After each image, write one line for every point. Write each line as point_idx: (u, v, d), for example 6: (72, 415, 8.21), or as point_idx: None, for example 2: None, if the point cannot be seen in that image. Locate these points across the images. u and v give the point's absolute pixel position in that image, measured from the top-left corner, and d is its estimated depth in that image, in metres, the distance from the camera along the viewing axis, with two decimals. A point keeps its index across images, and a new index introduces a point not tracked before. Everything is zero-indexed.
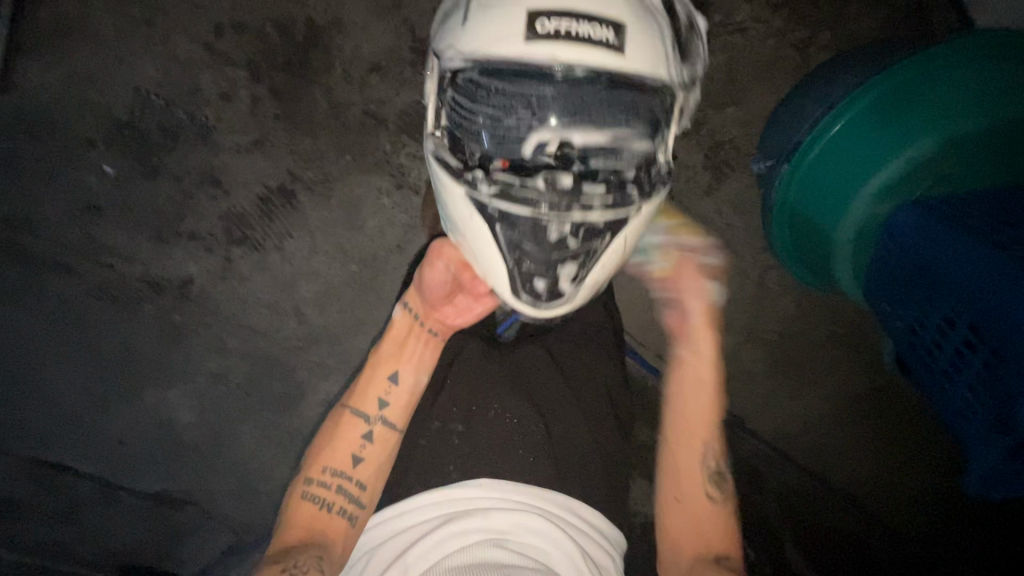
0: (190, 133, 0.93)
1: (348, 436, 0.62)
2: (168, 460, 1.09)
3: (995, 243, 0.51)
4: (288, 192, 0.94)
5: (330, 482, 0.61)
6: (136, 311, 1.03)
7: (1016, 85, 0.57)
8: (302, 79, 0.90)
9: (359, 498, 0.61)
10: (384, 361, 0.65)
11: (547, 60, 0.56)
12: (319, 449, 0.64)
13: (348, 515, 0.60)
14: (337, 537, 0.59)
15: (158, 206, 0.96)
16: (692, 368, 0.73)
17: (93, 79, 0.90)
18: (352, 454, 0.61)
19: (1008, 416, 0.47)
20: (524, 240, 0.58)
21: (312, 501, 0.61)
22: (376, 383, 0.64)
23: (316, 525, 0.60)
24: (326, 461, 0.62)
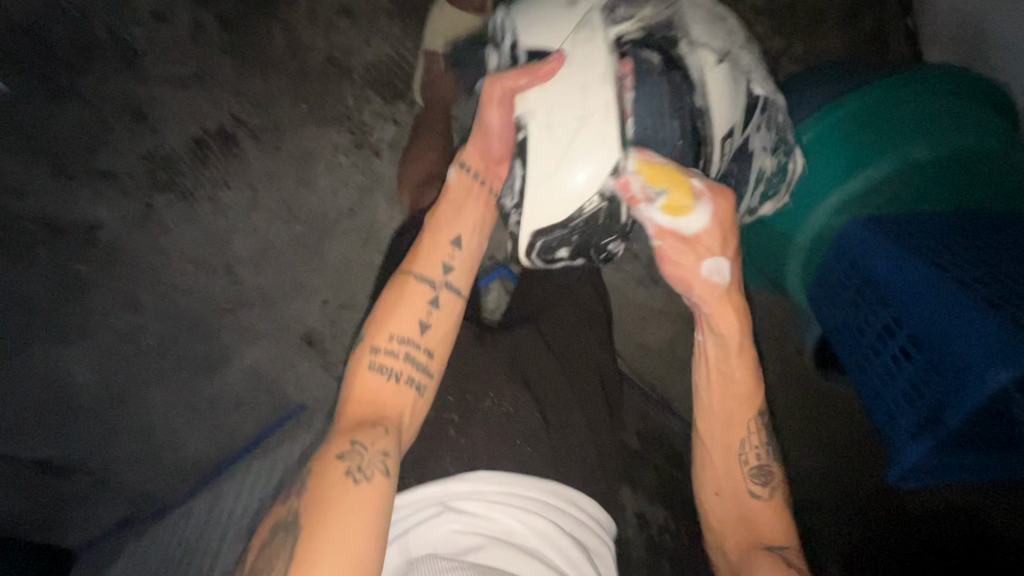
0: (113, 55, 0.82)
1: (412, 302, 0.57)
2: (57, 428, 0.94)
3: (939, 263, 0.57)
4: (229, 137, 0.84)
5: (398, 351, 0.55)
6: (27, 255, 0.88)
7: (969, 117, 0.62)
8: (258, 13, 0.82)
9: (425, 367, 0.56)
10: (444, 220, 0.60)
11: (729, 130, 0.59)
12: (380, 319, 0.57)
13: (416, 386, 0.55)
14: (404, 411, 0.54)
15: (65, 135, 0.83)
16: (720, 417, 0.64)
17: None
18: (420, 321, 0.56)
19: (938, 415, 0.52)
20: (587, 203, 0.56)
21: (379, 373, 0.55)
22: (441, 245, 0.59)
23: (381, 399, 0.54)
24: (391, 328, 0.56)
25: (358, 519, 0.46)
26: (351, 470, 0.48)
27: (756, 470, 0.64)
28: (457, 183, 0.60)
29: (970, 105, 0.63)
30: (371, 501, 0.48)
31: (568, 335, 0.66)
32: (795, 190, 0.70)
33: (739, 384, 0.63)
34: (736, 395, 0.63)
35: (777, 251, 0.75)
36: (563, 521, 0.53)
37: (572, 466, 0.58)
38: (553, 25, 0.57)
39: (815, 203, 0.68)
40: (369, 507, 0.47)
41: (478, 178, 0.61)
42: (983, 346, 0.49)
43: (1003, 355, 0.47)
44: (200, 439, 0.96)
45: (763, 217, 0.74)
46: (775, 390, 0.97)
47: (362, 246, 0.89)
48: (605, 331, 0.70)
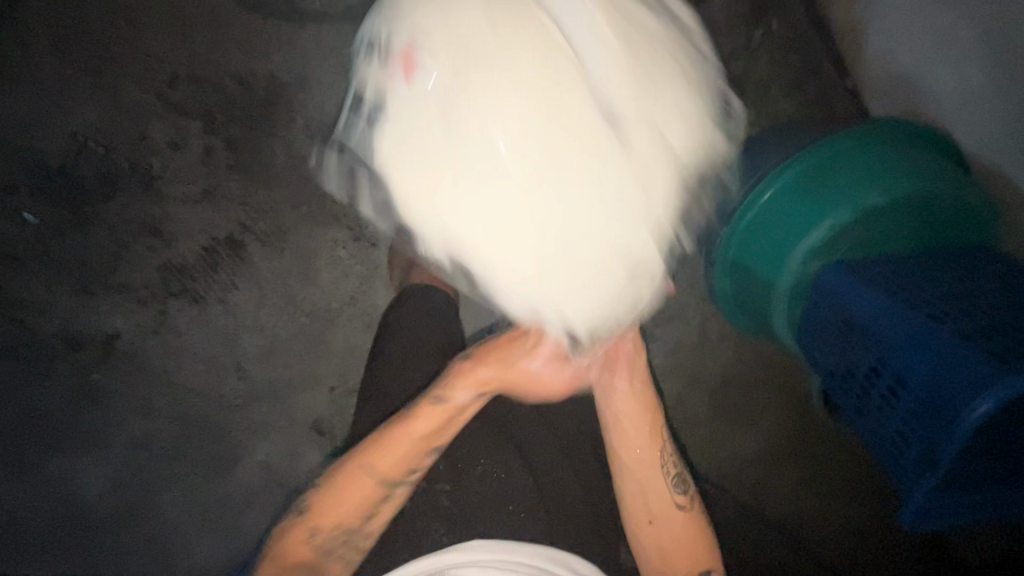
0: (130, 181, 0.89)
1: (417, 444, 0.58)
2: (73, 541, 0.94)
3: (911, 302, 0.59)
4: (237, 243, 0.91)
5: (383, 471, 0.58)
6: (48, 371, 0.93)
7: (914, 164, 0.67)
8: (260, 132, 0.89)
9: (417, 486, 0.61)
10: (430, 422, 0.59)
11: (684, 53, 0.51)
12: (382, 446, 0.58)
13: (405, 493, 0.60)
14: (389, 512, 0.59)
15: (88, 256, 0.90)
16: (639, 509, 0.62)
17: (32, 125, 0.87)
18: (419, 461, 0.59)
19: (937, 455, 0.52)
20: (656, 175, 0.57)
21: (373, 489, 0.58)
22: (454, 406, 0.59)
23: (370, 501, 0.59)
24: (392, 464, 0.58)
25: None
26: (335, 549, 0.57)
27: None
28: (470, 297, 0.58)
29: (919, 153, 0.68)
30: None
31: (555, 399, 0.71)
32: (765, 243, 0.74)
33: (673, 536, 0.61)
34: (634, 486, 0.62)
35: (761, 299, 0.78)
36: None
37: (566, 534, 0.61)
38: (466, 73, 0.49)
39: (786, 252, 0.71)
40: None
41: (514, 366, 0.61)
42: (966, 382, 0.50)
43: (980, 384, 0.49)
44: (213, 542, 0.95)
45: (743, 267, 0.78)
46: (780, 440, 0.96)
47: (364, 332, 0.93)
48: None
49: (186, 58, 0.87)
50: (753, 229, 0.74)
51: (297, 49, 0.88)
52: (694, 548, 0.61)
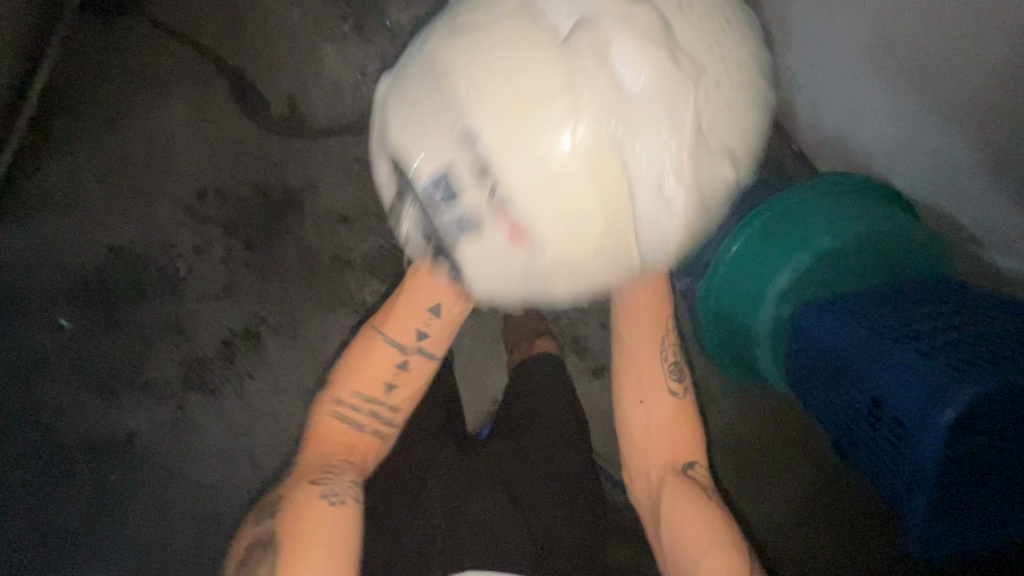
0: (158, 285, 0.98)
1: (382, 361, 0.73)
2: None
3: (870, 329, 0.64)
4: (253, 334, 0.98)
5: (363, 404, 0.73)
6: (69, 473, 0.96)
7: (860, 209, 0.74)
8: (274, 232, 0.99)
9: (389, 417, 0.74)
10: (424, 285, 0.72)
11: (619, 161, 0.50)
12: (348, 371, 0.73)
13: (376, 433, 0.74)
14: (366, 452, 0.73)
15: (114, 358, 0.97)
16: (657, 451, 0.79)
17: (74, 241, 0.98)
18: (386, 381, 0.73)
19: (916, 472, 0.56)
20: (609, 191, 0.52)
21: (343, 417, 0.72)
22: (413, 317, 0.72)
23: (347, 440, 0.72)
24: (356, 384, 0.73)
25: (334, 537, 0.59)
26: (328, 495, 0.62)
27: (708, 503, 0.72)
28: (426, 270, 0.71)
29: (863, 198, 0.76)
30: (342, 522, 0.61)
31: (545, 437, 0.73)
32: (738, 293, 0.80)
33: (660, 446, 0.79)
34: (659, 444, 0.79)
35: (745, 343, 0.83)
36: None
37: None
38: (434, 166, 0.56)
39: (760, 297, 0.77)
40: (339, 532, 0.60)
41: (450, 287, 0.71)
42: (922, 397, 0.55)
43: (943, 398, 0.53)
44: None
45: (724, 315, 0.83)
46: (799, 495, 0.97)
47: None
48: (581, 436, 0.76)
49: (211, 175, 1.00)
50: (725, 281, 0.82)
51: (307, 158, 1.00)
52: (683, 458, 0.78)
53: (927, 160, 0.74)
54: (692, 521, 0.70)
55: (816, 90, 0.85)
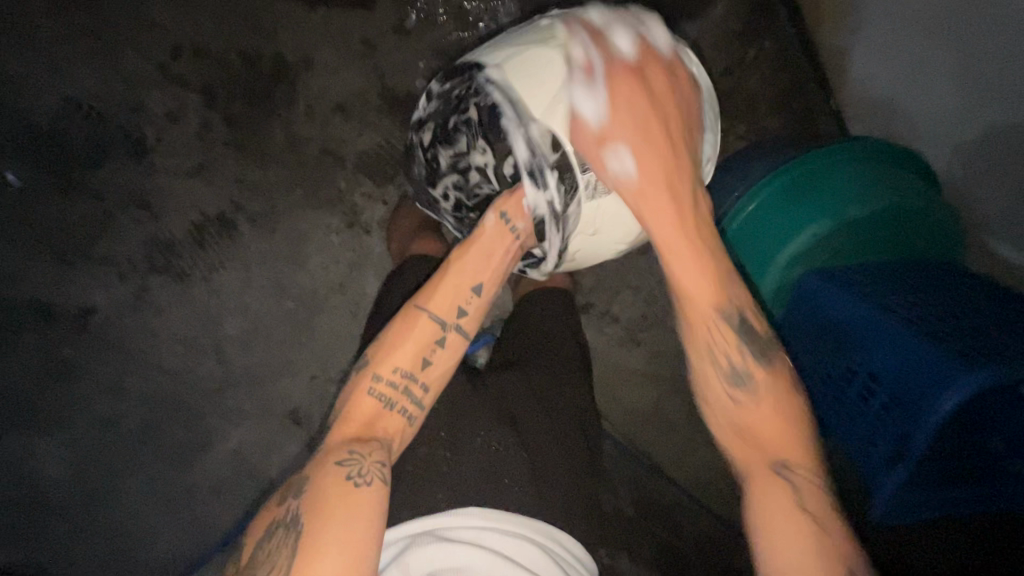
0: (122, 151, 0.88)
1: (418, 337, 0.60)
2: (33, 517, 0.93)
3: (883, 305, 0.63)
4: (228, 222, 0.90)
5: (398, 382, 0.59)
6: (18, 340, 0.90)
7: (892, 180, 0.71)
8: (259, 111, 0.88)
9: (420, 399, 0.60)
10: (472, 260, 0.63)
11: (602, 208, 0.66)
12: (383, 348, 0.61)
13: (409, 415, 0.59)
14: (394, 438, 0.57)
15: (69, 225, 0.88)
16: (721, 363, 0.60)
17: (26, 86, 0.86)
18: (422, 356, 0.60)
19: (904, 448, 0.56)
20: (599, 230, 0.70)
21: (376, 399, 0.58)
22: (457, 291, 0.62)
23: (375, 424, 0.57)
24: (393, 361, 0.59)
25: (360, 522, 0.49)
26: (352, 475, 0.52)
27: (731, 372, 0.56)
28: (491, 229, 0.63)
29: (898, 171, 0.72)
30: (369, 505, 0.51)
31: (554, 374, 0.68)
32: (748, 249, 0.77)
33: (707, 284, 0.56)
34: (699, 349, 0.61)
35: (744, 300, 0.81)
36: (550, 552, 0.54)
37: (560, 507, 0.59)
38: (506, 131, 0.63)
39: (770, 257, 0.75)
40: (366, 514, 0.50)
41: (514, 231, 0.64)
42: (931, 378, 0.54)
43: (947, 382, 0.53)
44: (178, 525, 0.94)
45: (729, 269, 0.81)
46: None
47: (351, 319, 0.93)
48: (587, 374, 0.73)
49: (191, 31, 0.87)
50: (737, 234, 0.78)
51: (305, 30, 0.87)
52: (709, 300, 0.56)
53: (975, 134, 0.69)
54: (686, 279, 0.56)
55: (875, 42, 0.78)
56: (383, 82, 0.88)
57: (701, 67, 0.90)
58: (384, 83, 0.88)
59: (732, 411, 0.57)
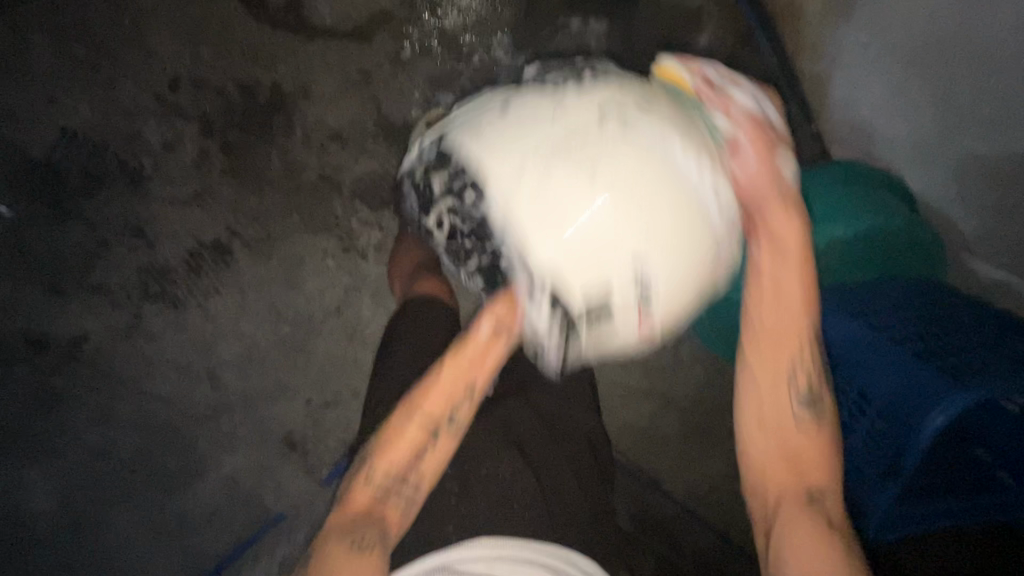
0: (116, 179, 0.88)
1: (412, 432, 0.54)
2: (21, 550, 0.91)
3: (871, 324, 0.65)
4: (223, 249, 0.90)
5: (395, 473, 0.54)
6: (8, 370, 0.89)
7: (874, 202, 0.74)
8: (256, 139, 0.89)
9: (414, 494, 0.55)
10: (469, 358, 0.55)
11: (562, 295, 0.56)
12: (378, 441, 0.55)
13: (405, 506, 0.54)
14: (393, 525, 0.53)
15: (63, 254, 0.88)
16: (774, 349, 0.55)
17: (21, 116, 0.86)
18: (416, 454, 0.54)
19: (898, 463, 0.58)
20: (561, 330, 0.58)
21: (372, 492, 0.54)
22: (452, 388, 0.55)
23: (373, 512, 0.53)
24: (387, 457, 0.54)
25: None
26: (354, 539, 0.51)
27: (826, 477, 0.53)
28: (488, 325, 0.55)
29: (881, 193, 0.75)
30: (375, 570, 0.50)
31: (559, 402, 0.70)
32: None
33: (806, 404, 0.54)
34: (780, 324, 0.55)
35: None
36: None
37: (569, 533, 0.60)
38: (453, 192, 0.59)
39: None
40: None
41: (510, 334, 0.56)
42: (921, 396, 0.56)
43: (934, 401, 0.55)
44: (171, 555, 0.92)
45: None
46: None
47: (348, 342, 0.93)
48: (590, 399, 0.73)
49: (188, 62, 0.88)
50: None
51: (302, 60, 0.89)
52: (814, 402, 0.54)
53: (950, 160, 0.73)
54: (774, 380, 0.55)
55: (854, 71, 0.82)
56: (379, 110, 0.90)
57: None
58: (380, 111, 0.90)
59: (757, 423, 0.55)
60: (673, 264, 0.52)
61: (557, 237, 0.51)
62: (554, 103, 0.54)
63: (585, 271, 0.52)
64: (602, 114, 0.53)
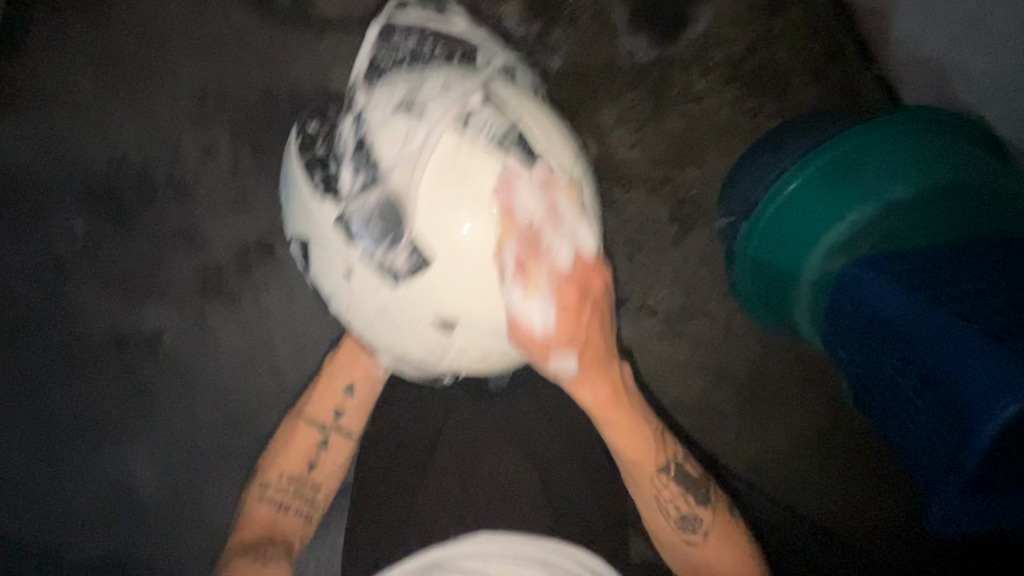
0: (168, 191, 0.94)
1: (302, 444, 0.73)
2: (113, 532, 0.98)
3: (934, 298, 0.57)
4: (267, 247, 0.95)
5: (286, 486, 0.71)
6: (99, 370, 1.00)
7: (948, 155, 0.65)
8: (285, 140, 0.92)
9: (310, 494, 0.72)
10: (338, 370, 0.74)
11: (402, 184, 0.53)
12: (271, 457, 0.73)
13: (302, 514, 0.71)
14: (294, 532, 0.71)
15: (131, 263, 0.96)
16: (637, 468, 0.66)
17: (81, 143, 0.94)
18: (307, 460, 0.72)
19: (957, 457, 0.50)
20: (406, 207, 0.53)
21: (270, 504, 0.71)
22: (330, 397, 0.73)
23: (272, 525, 0.70)
24: (281, 467, 0.72)
25: None
26: (259, 556, 0.66)
27: (682, 520, 0.65)
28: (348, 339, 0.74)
29: (957, 146, 0.65)
30: None
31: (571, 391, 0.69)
32: (785, 237, 0.74)
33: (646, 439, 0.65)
34: (638, 450, 0.65)
35: (784, 294, 0.77)
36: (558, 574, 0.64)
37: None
38: (303, 223, 0.58)
39: (809, 245, 0.71)
40: None
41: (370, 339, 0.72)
42: (986, 376, 0.48)
43: (1007, 386, 0.47)
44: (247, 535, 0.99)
45: (765, 259, 0.77)
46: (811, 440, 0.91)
47: None
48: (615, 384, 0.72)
49: (218, 74, 0.92)
50: (774, 221, 0.74)
51: (319, 59, 0.90)
52: (646, 452, 0.65)
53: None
54: (620, 444, 0.65)
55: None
56: None
57: (724, 45, 0.84)
58: None
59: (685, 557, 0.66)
60: (504, 295, 0.56)
61: (444, 339, 0.58)
62: (400, 189, 0.53)
63: (472, 343, 0.59)
64: (450, 184, 0.53)
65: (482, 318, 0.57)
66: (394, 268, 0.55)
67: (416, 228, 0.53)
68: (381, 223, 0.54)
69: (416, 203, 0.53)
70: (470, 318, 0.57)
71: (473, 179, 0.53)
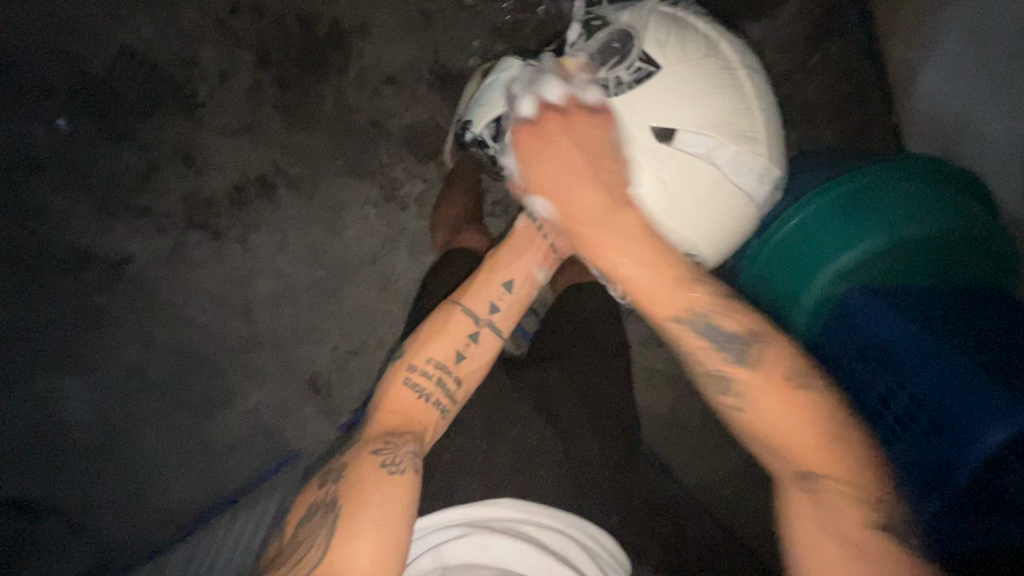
0: (172, 104, 0.88)
1: (454, 331, 0.62)
2: (44, 463, 0.95)
3: (932, 328, 0.62)
4: (268, 184, 0.90)
5: (432, 372, 0.60)
6: (55, 283, 0.92)
7: (951, 204, 0.68)
8: (310, 76, 0.88)
9: (452, 393, 0.61)
10: (504, 258, 0.65)
11: (624, 21, 0.60)
12: (421, 338, 0.62)
13: (441, 407, 0.60)
14: (428, 428, 0.59)
15: (113, 174, 0.89)
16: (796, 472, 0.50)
17: (81, 30, 0.86)
18: (456, 350, 0.62)
19: (943, 480, 0.55)
20: (620, 40, 0.59)
21: (413, 389, 0.60)
22: (490, 287, 0.64)
23: (412, 414, 0.59)
24: (429, 351, 0.61)
25: (393, 504, 0.50)
26: (387, 461, 0.53)
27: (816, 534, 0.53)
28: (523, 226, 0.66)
29: (959, 197, 0.69)
30: (403, 489, 0.51)
31: (588, 373, 0.71)
32: (790, 259, 0.74)
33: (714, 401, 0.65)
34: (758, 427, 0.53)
35: (775, 315, 0.78)
36: (585, 544, 0.55)
37: (594, 505, 0.59)
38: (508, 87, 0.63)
39: (814, 271, 0.72)
40: (402, 495, 0.51)
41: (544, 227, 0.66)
42: (988, 405, 0.53)
43: (1002, 414, 0.51)
44: (187, 485, 0.97)
45: (764, 280, 0.77)
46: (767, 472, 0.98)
47: (378, 293, 0.94)
48: (613, 375, 0.74)
49: None
50: (782, 244, 0.74)
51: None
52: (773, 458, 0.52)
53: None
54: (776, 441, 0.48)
55: (954, 58, 0.75)
56: (437, 60, 0.88)
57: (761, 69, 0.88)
58: (438, 61, 0.88)
59: None
60: (711, 121, 0.59)
61: (660, 167, 0.58)
62: (624, 26, 0.60)
63: (686, 177, 0.59)
64: (666, 29, 0.60)
65: (700, 142, 0.59)
66: (609, 93, 0.58)
67: (640, 50, 0.58)
68: (607, 52, 0.59)
69: (637, 35, 0.59)
70: (682, 141, 0.58)
71: (679, 24, 0.61)
